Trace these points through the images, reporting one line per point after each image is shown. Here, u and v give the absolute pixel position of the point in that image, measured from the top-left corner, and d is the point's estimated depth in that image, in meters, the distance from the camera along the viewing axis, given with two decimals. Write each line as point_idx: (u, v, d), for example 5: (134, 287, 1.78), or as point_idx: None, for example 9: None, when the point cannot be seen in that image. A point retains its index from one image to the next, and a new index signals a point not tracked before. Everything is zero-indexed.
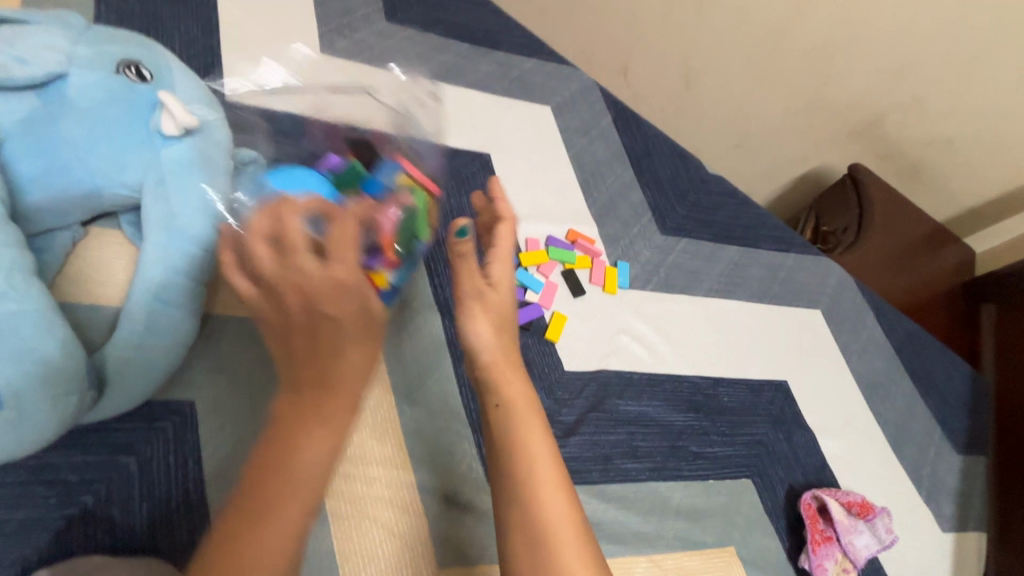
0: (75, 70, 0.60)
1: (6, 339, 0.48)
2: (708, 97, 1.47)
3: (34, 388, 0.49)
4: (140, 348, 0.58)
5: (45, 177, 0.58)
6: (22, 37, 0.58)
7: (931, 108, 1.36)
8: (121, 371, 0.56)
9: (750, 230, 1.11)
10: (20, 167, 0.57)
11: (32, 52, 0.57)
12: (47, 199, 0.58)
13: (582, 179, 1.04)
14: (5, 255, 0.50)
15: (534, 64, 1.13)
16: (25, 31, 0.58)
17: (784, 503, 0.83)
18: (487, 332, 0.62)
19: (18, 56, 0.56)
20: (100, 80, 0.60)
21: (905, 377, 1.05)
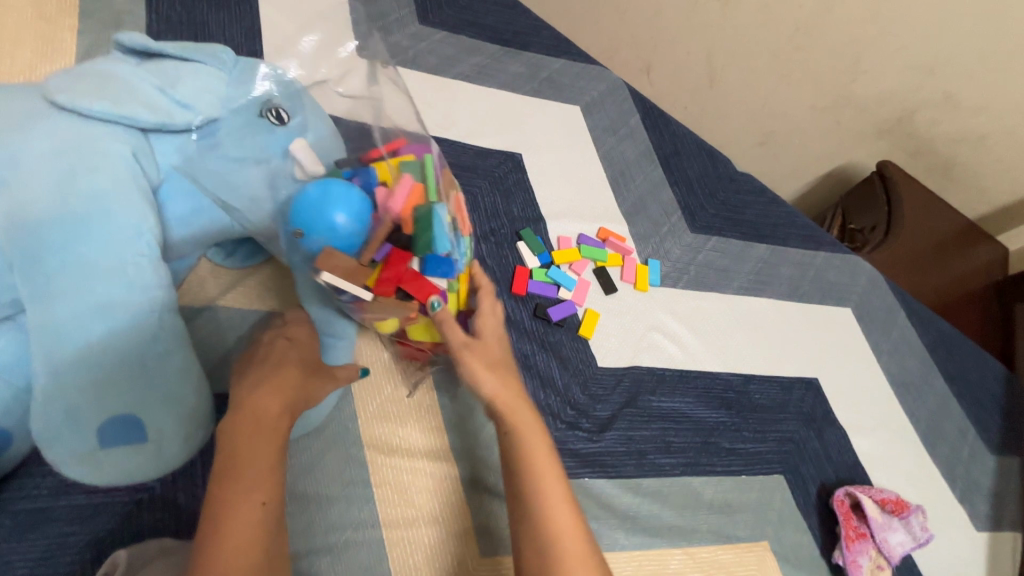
0: (225, 116, 0.62)
1: (155, 376, 0.51)
2: (733, 94, 1.46)
3: (171, 421, 0.52)
4: None
5: (190, 216, 0.61)
6: (184, 82, 0.60)
7: (965, 104, 1.34)
8: None
9: (779, 228, 1.11)
10: (172, 204, 0.61)
11: (194, 99, 0.60)
12: (187, 233, 0.62)
13: (612, 177, 1.05)
14: (157, 299, 0.53)
15: (563, 64, 1.15)
16: (186, 76, 0.60)
17: (816, 500, 0.84)
18: (485, 374, 0.59)
19: (183, 104, 0.59)
20: (247, 127, 0.61)
21: (937, 375, 1.05)
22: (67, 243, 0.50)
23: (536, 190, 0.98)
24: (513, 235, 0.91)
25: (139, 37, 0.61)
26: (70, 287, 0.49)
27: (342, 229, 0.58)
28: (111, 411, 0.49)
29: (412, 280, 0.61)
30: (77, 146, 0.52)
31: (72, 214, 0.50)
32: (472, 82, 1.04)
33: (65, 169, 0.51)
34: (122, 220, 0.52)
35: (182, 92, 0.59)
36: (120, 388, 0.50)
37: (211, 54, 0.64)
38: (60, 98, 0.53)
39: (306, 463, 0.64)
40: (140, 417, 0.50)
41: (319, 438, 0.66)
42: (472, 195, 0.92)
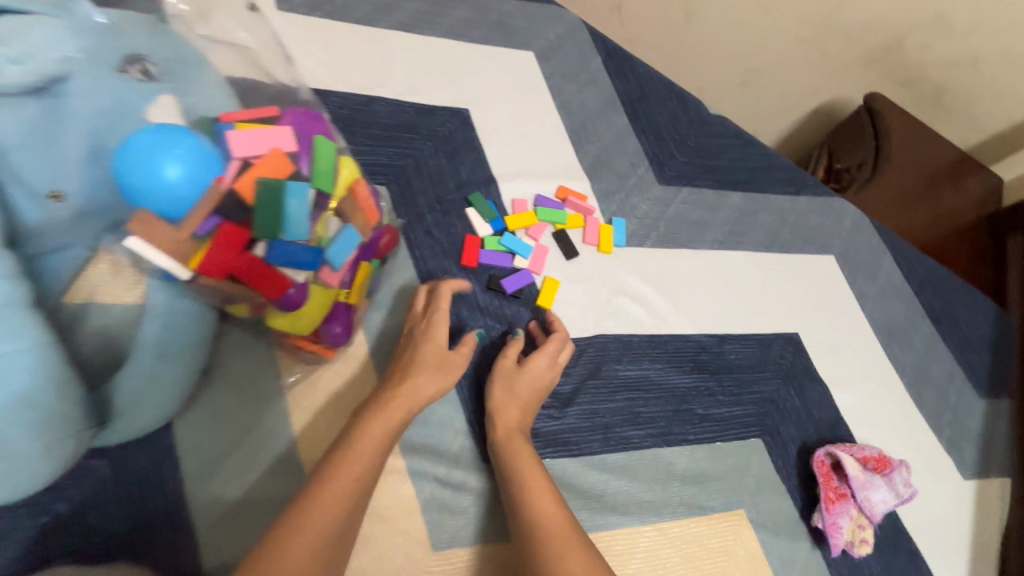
0: (76, 70, 0.51)
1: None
2: (709, 29, 1.35)
3: (20, 433, 0.45)
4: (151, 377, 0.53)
5: (45, 193, 0.50)
6: (13, 27, 0.49)
7: (957, 24, 1.23)
8: (128, 403, 0.53)
9: (757, 173, 1.03)
10: (17, 183, 0.49)
11: (28, 50, 0.49)
12: (46, 217, 0.50)
13: (572, 129, 0.96)
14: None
15: (514, 5, 1.03)
16: (15, 20, 0.49)
17: (796, 461, 0.80)
18: (500, 396, 0.68)
19: (13, 57, 0.48)
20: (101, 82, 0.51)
21: (926, 321, 0.99)
22: None
23: (487, 149, 0.89)
24: (462, 200, 0.83)
25: None
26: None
27: (170, 193, 0.43)
28: None
29: (249, 271, 0.47)
30: None
31: None
32: (410, 31, 0.93)
33: None
34: None
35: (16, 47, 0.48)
36: None
37: None
38: None
39: (235, 470, 0.59)
40: None
41: (247, 442, 0.60)
42: (414, 159, 0.83)
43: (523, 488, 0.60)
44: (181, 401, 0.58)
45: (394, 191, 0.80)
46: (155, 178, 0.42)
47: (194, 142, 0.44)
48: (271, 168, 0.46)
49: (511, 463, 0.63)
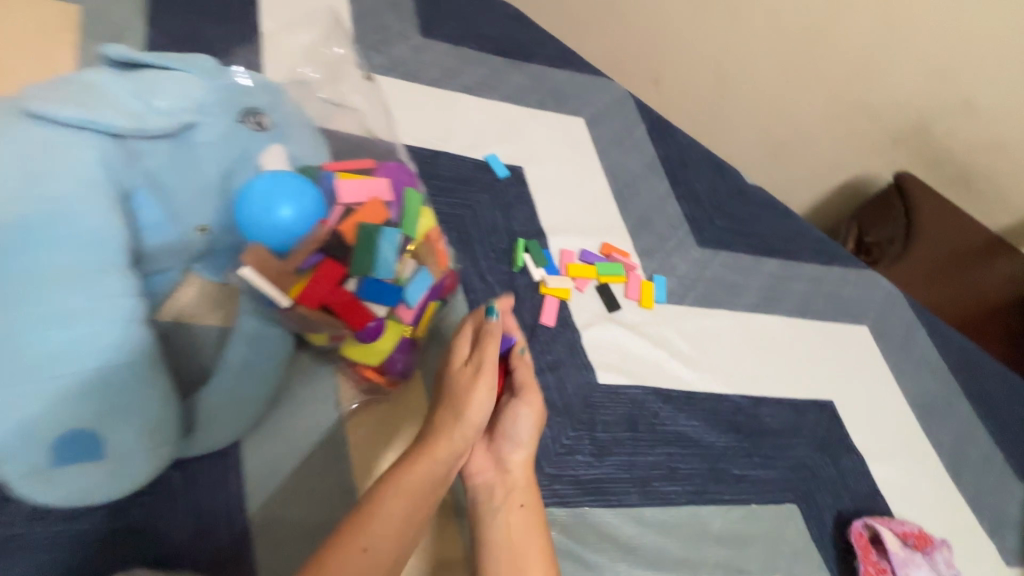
0: (204, 120, 0.58)
1: (114, 390, 0.46)
2: (741, 103, 1.43)
3: (132, 436, 0.48)
4: (233, 395, 0.58)
5: (165, 223, 0.56)
6: (161, 85, 0.57)
7: (985, 112, 1.29)
8: (211, 415, 0.57)
9: (790, 241, 1.08)
10: (146, 212, 0.55)
11: (169, 103, 0.57)
12: (163, 245, 0.57)
13: (616, 190, 1.02)
14: (125, 306, 0.48)
15: (567, 76, 1.13)
16: (163, 80, 0.58)
17: (833, 531, 0.80)
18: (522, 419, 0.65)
19: (159, 109, 0.56)
20: (223, 132, 0.58)
21: (962, 399, 0.99)
22: (25, 250, 0.45)
23: (537, 203, 0.95)
24: (513, 248, 0.88)
25: (124, 50, 0.60)
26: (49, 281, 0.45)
27: (276, 228, 0.49)
28: (64, 424, 0.45)
29: (344, 303, 0.53)
30: (46, 150, 0.49)
31: (37, 214, 0.46)
32: (473, 94, 1.02)
33: (28, 169, 0.47)
34: (85, 223, 0.48)
35: (161, 101, 0.56)
36: (81, 398, 0.45)
37: (194, 64, 0.63)
38: (31, 101, 0.50)
39: (293, 492, 0.61)
40: (97, 429, 0.46)
41: (306, 464, 0.63)
42: (471, 208, 0.90)
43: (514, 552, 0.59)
44: (251, 420, 0.61)
45: (453, 236, 0.86)
46: (266, 216, 0.49)
47: (298, 184, 0.51)
48: (371, 214, 0.55)
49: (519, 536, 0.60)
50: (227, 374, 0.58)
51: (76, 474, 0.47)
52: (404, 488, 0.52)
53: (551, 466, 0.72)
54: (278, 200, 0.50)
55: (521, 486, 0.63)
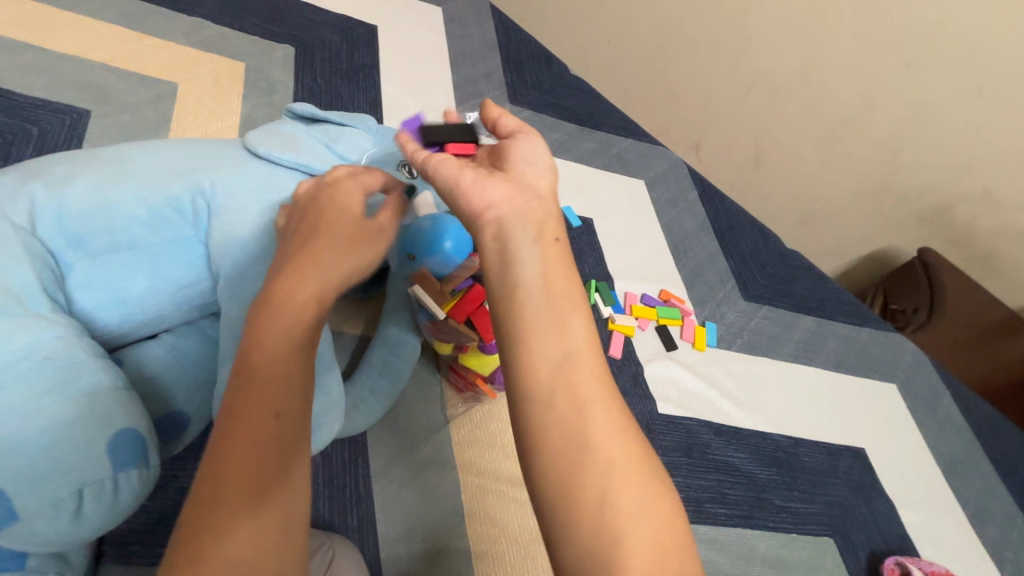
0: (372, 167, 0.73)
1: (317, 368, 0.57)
2: (777, 175, 1.59)
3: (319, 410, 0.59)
4: (373, 390, 0.70)
5: None
6: (342, 140, 0.74)
7: (1003, 201, 1.42)
8: (357, 405, 0.69)
9: (825, 302, 1.19)
10: None
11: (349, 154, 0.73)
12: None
13: (672, 245, 1.16)
14: None
15: (630, 143, 1.30)
16: (343, 136, 0.74)
17: (866, 566, 0.87)
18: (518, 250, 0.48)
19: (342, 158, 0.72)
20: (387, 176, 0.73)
21: (984, 458, 1.08)
22: (260, 256, 0.59)
23: (605, 251, 1.09)
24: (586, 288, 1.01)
25: (310, 108, 0.77)
26: (257, 289, 0.57)
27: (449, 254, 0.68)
28: None
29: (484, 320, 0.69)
30: (272, 186, 0.64)
31: (269, 232, 0.60)
32: (552, 154, 1.18)
33: (263, 200, 0.62)
34: None
35: (343, 152, 0.73)
36: None
37: (362, 121, 0.79)
38: (260, 151, 0.67)
39: (407, 476, 0.72)
40: None
41: (418, 454, 0.74)
42: None
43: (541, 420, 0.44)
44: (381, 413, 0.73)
45: None
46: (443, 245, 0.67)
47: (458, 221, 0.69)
48: None
49: (543, 405, 0.44)
50: (371, 372, 0.71)
51: None
52: (276, 351, 0.46)
53: None
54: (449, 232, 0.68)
55: (554, 341, 0.46)
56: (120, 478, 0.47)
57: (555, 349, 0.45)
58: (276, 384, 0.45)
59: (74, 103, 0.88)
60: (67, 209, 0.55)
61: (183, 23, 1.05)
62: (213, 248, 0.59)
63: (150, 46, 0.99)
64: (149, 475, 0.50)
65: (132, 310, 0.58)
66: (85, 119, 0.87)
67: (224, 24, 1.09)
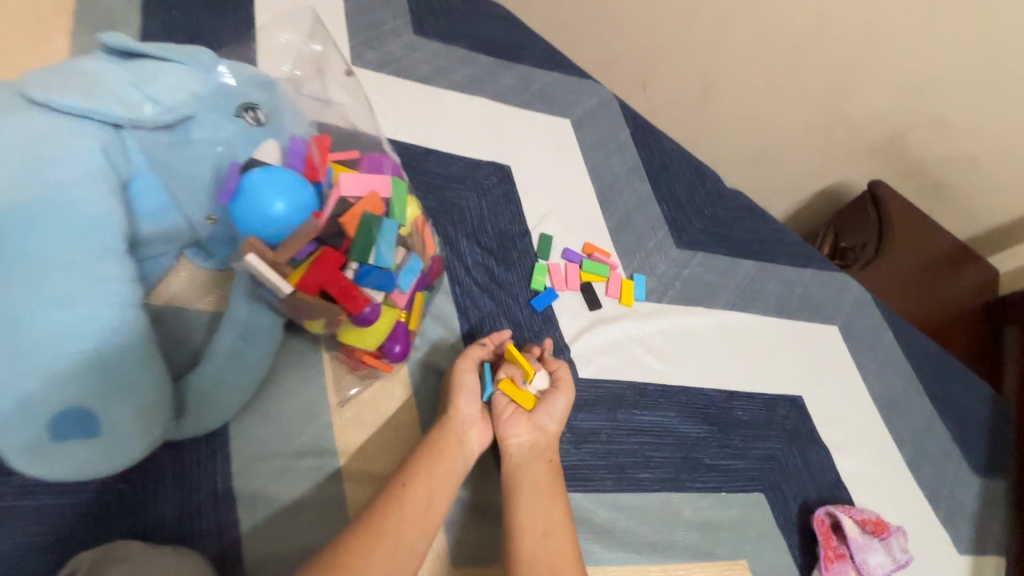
0: (202, 115, 0.59)
1: (110, 371, 0.48)
2: (724, 109, 1.47)
3: (125, 414, 0.49)
4: (222, 383, 0.60)
5: (164, 213, 0.61)
6: (155, 74, 0.57)
7: (955, 125, 1.34)
8: (201, 400, 0.58)
9: (768, 244, 1.12)
10: (143, 201, 0.59)
11: (166, 95, 0.57)
12: (157, 230, 0.61)
13: (600, 191, 1.05)
14: (122, 292, 0.50)
15: (556, 77, 1.16)
16: (159, 70, 0.58)
17: (798, 520, 0.84)
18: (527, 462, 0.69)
19: (154, 99, 0.56)
20: (221, 129, 0.60)
21: (924, 397, 1.04)
22: (24, 233, 0.47)
23: (523, 203, 0.98)
24: (496, 245, 0.92)
25: (118, 38, 0.62)
26: (32, 274, 0.46)
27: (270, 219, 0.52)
28: (63, 402, 0.46)
29: (340, 288, 0.55)
30: (49, 138, 0.50)
31: (34, 201, 0.48)
32: (463, 92, 1.05)
33: (37, 156, 0.49)
34: (77, 213, 0.49)
35: (156, 90, 0.57)
36: (74, 374, 0.46)
37: (192, 53, 0.63)
38: (33, 93, 0.52)
39: (281, 468, 0.63)
40: (87, 405, 0.47)
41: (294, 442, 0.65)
42: (461, 207, 0.93)
43: (524, 521, 0.64)
44: (239, 406, 0.63)
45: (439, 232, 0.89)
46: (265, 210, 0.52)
47: (284, 184, 0.53)
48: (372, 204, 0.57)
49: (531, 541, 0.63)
50: (218, 358, 0.59)
51: (67, 453, 0.47)
52: (441, 490, 0.62)
53: None
54: (273, 192, 0.52)
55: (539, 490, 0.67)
56: None
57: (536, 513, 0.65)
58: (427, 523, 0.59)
59: None
60: None
61: None
62: None
63: None
64: None
65: None
66: None
67: None
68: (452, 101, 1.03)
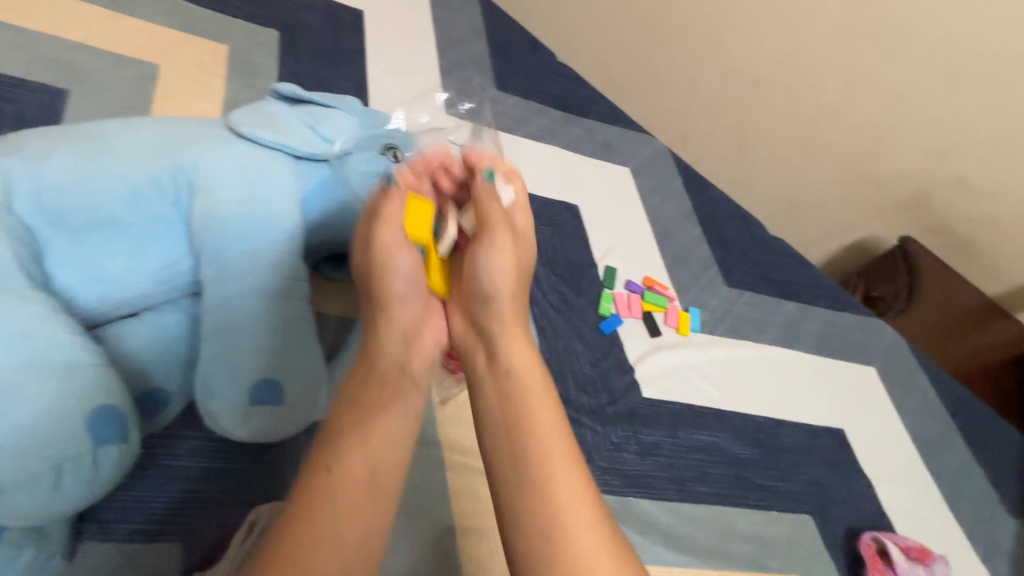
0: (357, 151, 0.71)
1: (295, 352, 0.60)
2: (761, 164, 1.60)
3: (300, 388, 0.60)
4: None
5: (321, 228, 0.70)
6: (326, 120, 0.72)
7: (978, 188, 1.45)
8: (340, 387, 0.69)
9: (807, 288, 1.21)
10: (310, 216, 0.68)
11: (335, 136, 0.71)
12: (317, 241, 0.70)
13: (656, 232, 1.17)
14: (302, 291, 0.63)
15: (615, 130, 1.30)
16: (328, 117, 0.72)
17: (844, 543, 0.90)
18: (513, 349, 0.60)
19: (326, 138, 0.70)
20: (372, 162, 0.71)
21: (959, 439, 1.10)
22: (242, 238, 0.60)
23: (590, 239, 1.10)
24: (569, 273, 1.03)
25: (292, 87, 0.76)
26: (247, 270, 0.60)
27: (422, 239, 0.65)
28: (261, 372, 0.58)
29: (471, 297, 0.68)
30: (257, 166, 0.64)
31: (248, 214, 0.61)
32: (538, 140, 1.20)
33: (250, 179, 0.63)
34: (277, 224, 0.62)
35: (326, 131, 0.70)
36: (271, 352, 0.59)
37: (345, 103, 0.78)
38: (242, 129, 0.66)
39: None
40: (274, 377, 0.59)
41: None
42: (537, 239, 1.05)
43: (525, 426, 0.54)
44: None
45: None
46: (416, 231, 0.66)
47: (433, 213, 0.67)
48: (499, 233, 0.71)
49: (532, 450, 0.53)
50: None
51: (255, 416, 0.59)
52: (381, 444, 0.52)
53: (602, 459, 0.83)
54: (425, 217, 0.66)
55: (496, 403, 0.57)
56: (100, 453, 0.48)
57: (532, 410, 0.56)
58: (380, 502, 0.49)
59: (52, 81, 0.86)
60: (43, 183, 0.55)
61: (164, 6, 1.04)
62: (195, 227, 0.60)
63: (129, 27, 0.98)
64: (128, 452, 0.50)
65: (113, 288, 0.58)
66: (62, 98, 0.86)
67: (207, 7, 1.07)
68: (529, 148, 1.17)
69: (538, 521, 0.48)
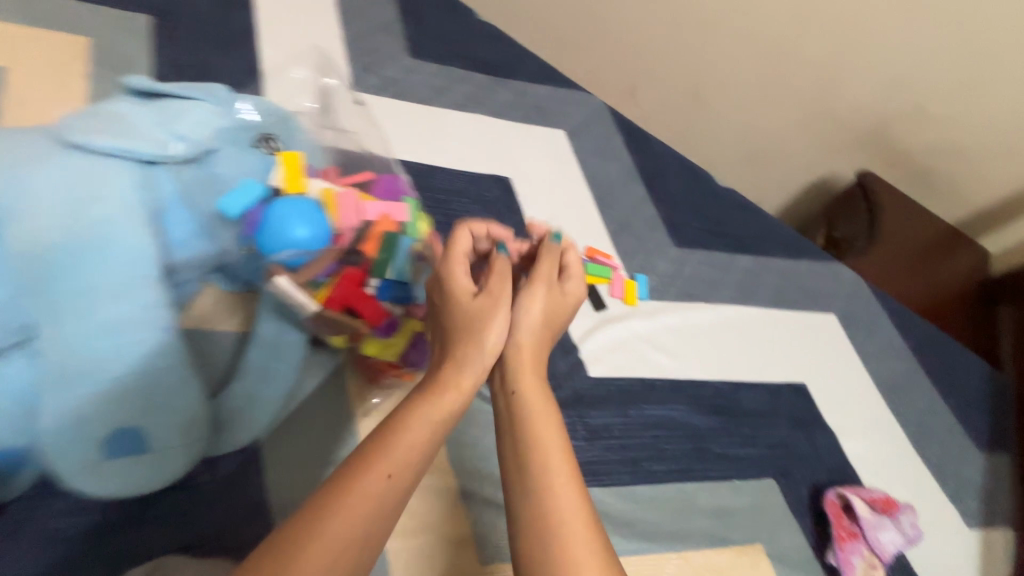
0: (222, 147, 0.64)
1: (157, 393, 0.53)
2: (714, 110, 1.52)
3: (172, 433, 0.55)
4: (254, 399, 0.63)
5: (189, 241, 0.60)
6: (179, 114, 0.63)
7: (935, 115, 1.39)
8: (234, 417, 0.61)
9: (762, 239, 1.16)
10: (176, 230, 0.59)
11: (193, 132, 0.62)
12: (188, 258, 0.61)
13: (597, 197, 1.09)
14: (161, 317, 0.54)
15: (548, 90, 1.20)
16: (182, 109, 0.63)
17: (810, 503, 0.86)
18: (532, 375, 0.55)
19: (181, 135, 0.61)
20: (244, 155, 0.64)
21: (923, 378, 1.07)
22: (78, 272, 0.51)
23: (525, 212, 1.03)
24: None
25: (143, 80, 0.66)
26: (93, 306, 0.51)
27: (294, 245, 0.55)
28: (116, 424, 0.51)
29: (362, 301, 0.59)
30: (92, 177, 0.54)
31: (84, 239, 0.52)
32: (462, 110, 1.10)
33: (89, 196, 0.53)
34: (130, 246, 0.53)
35: (179, 126, 0.61)
36: (127, 399, 0.52)
37: (209, 91, 0.70)
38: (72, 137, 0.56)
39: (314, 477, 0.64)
40: (137, 429, 0.52)
41: (325, 452, 0.66)
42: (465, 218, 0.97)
43: (532, 451, 0.50)
44: (273, 420, 0.65)
45: None
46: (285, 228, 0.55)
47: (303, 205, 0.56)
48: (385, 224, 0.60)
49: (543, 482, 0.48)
50: (250, 380, 0.63)
51: (123, 467, 0.53)
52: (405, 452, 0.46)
53: None
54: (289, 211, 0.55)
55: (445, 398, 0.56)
56: None
57: (537, 427, 0.52)
58: (405, 469, 0.45)
59: None
60: None
61: None
62: (20, 261, 0.50)
63: None
64: None
65: None
66: None
67: None
68: (452, 118, 1.07)
69: (541, 512, 0.47)
